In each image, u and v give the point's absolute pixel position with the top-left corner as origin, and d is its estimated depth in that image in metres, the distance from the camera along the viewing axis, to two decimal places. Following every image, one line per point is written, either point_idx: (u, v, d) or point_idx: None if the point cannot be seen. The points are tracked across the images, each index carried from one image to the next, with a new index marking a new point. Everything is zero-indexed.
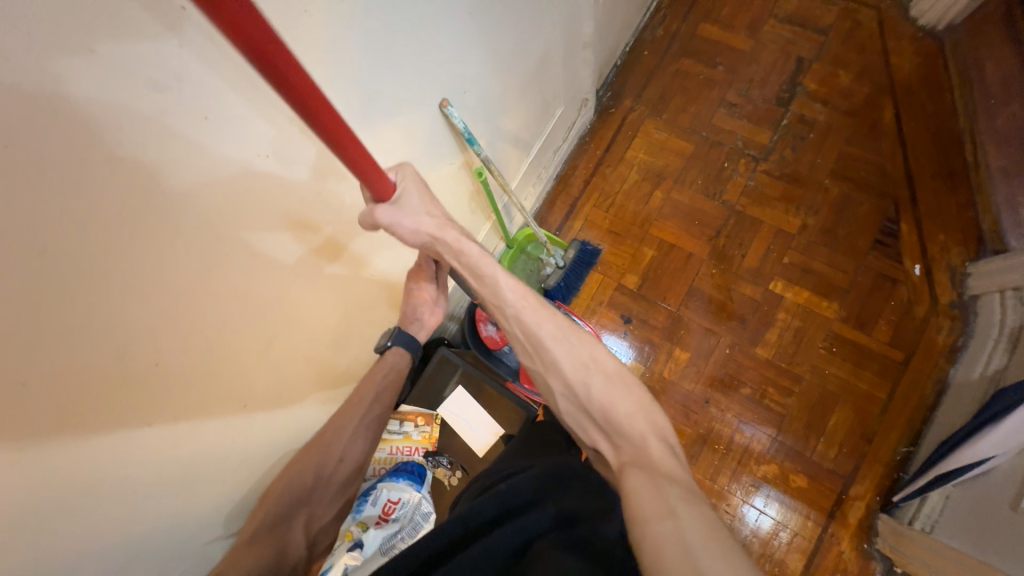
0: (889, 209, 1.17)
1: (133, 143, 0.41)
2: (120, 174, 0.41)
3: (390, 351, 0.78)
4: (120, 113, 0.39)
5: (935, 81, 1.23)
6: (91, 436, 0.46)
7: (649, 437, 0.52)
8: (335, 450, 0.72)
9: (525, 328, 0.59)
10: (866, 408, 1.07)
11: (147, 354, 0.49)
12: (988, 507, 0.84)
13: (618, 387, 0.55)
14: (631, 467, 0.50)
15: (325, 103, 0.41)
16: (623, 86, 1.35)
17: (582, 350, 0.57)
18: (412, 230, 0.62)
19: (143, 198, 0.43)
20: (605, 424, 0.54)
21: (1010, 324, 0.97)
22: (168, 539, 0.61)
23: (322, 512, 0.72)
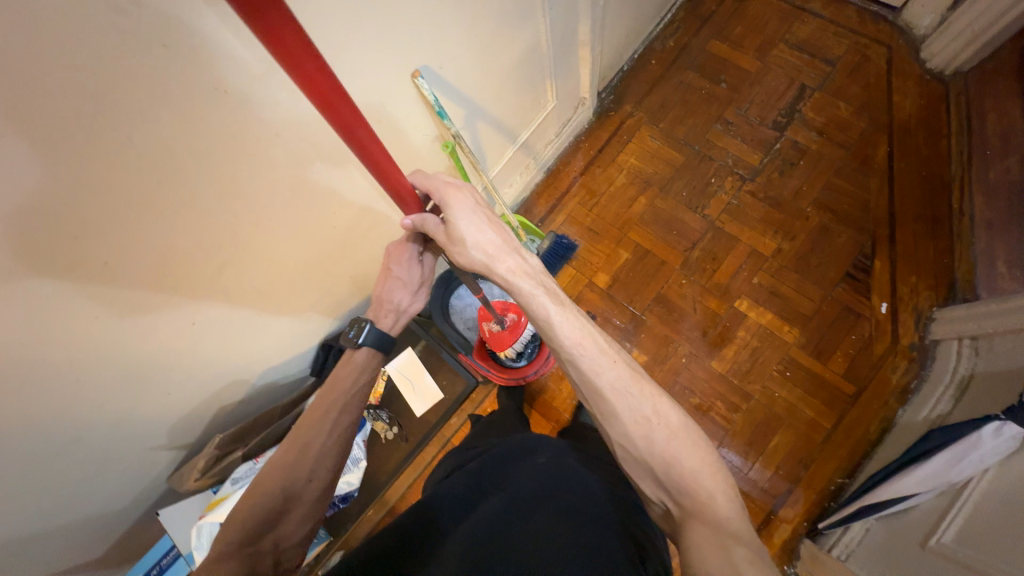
0: (866, 244, 1.17)
1: (87, 59, 0.40)
2: (65, 83, 0.40)
3: (360, 348, 0.74)
4: (74, 26, 0.38)
5: (934, 124, 1.22)
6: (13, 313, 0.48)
7: (716, 493, 0.54)
8: (303, 466, 0.66)
9: (585, 377, 0.61)
10: (809, 436, 1.08)
11: (102, 252, 0.51)
12: (900, 543, 0.86)
13: (682, 443, 0.57)
14: (694, 521, 0.52)
15: (357, 120, 0.47)
16: (627, 92, 1.37)
17: (644, 403, 0.58)
18: (467, 257, 0.66)
19: (84, 111, 0.42)
20: (668, 479, 0.56)
21: (961, 372, 0.98)
22: (113, 433, 0.67)
23: (291, 531, 0.64)
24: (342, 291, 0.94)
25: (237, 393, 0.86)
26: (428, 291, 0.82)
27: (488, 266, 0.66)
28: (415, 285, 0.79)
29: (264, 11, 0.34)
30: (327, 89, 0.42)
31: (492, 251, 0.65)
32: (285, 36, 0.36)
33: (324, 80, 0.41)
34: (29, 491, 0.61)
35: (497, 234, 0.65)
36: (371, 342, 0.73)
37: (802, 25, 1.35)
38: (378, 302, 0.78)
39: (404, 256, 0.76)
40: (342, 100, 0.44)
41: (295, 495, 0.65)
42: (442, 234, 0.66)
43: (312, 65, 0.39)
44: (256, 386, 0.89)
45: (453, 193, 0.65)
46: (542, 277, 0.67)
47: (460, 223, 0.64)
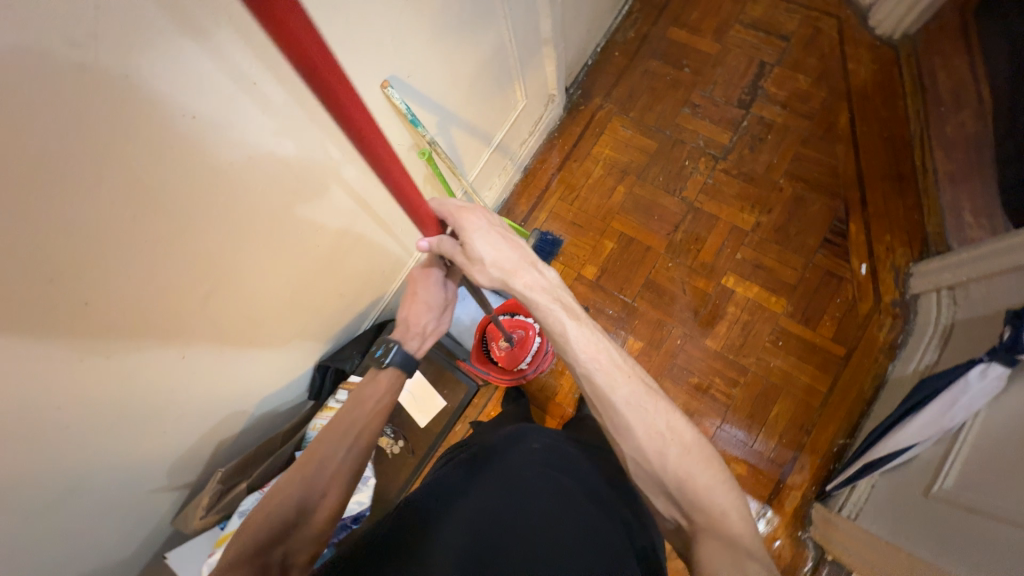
0: (840, 209, 1.21)
1: (44, 94, 0.39)
2: (21, 121, 0.38)
3: (386, 369, 0.76)
4: (38, 68, 0.37)
5: (890, 88, 1.27)
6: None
7: (729, 511, 0.57)
8: (321, 480, 0.64)
9: (600, 392, 0.63)
10: (807, 401, 1.11)
11: (81, 293, 0.49)
12: (906, 494, 0.88)
13: (694, 459, 0.59)
14: (708, 536, 0.55)
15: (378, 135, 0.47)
16: (594, 85, 1.39)
17: (658, 419, 0.61)
18: (485, 275, 0.68)
19: (47, 147, 0.41)
20: (681, 495, 0.59)
21: (943, 322, 1.02)
22: (113, 477, 0.65)
23: (299, 549, 0.60)
24: (333, 310, 0.93)
25: (238, 424, 0.85)
26: (450, 312, 0.85)
27: (504, 281, 0.68)
28: (438, 307, 0.83)
29: (312, 59, 0.36)
30: (361, 123, 0.44)
31: (510, 267, 0.67)
32: (321, 70, 0.37)
33: (353, 105, 0.42)
34: (32, 548, 0.59)
35: (513, 251, 0.68)
36: (397, 363, 0.76)
37: (755, 5, 1.38)
38: (405, 325, 0.80)
39: (428, 280, 0.80)
40: (376, 135, 0.47)
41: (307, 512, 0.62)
42: (459, 254, 0.69)
43: (342, 91, 0.40)
44: (254, 416, 0.88)
45: (467, 216, 0.69)
46: (558, 292, 0.69)
47: (477, 242, 0.67)
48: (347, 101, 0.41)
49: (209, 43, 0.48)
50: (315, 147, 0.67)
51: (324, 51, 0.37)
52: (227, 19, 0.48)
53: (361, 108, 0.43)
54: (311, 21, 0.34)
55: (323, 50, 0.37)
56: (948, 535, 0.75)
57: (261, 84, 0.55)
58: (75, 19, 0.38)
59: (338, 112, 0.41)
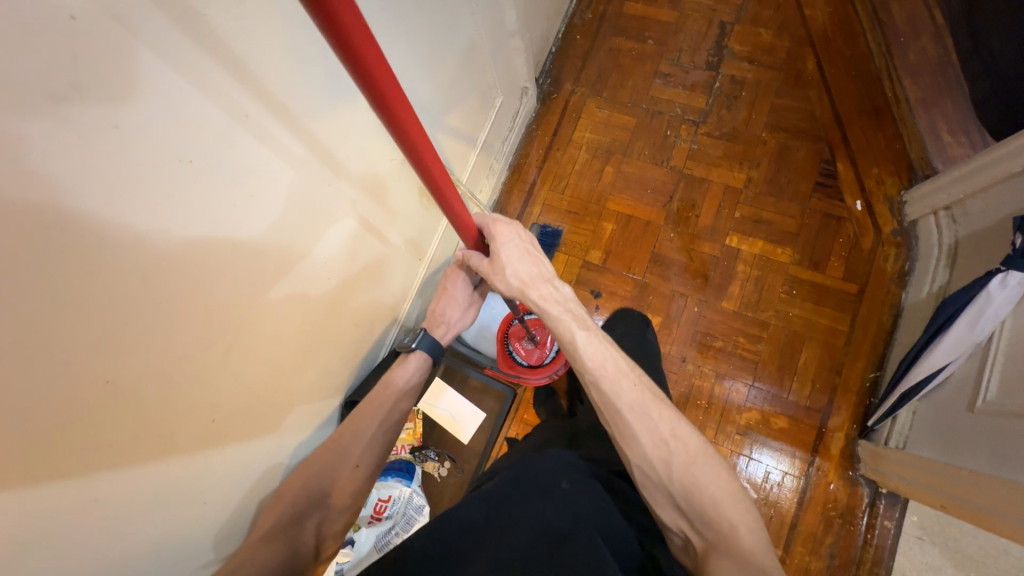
0: (824, 151, 1.23)
1: (45, 156, 0.37)
2: (19, 190, 0.36)
3: (415, 352, 0.82)
4: (28, 126, 0.36)
5: (848, 26, 1.30)
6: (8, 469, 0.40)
7: (738, 524, 0.58)
8: (351, 454, 0.74)
9: (604, 395, 0.67)
10: (831, 343, 1.12)
11: (99, 369, 0.46)
12: (949, 414, 0.90)
13: (701, 468, 0.62)
14: (718, 556, 0.57)
15: (420, 133, 0.49)
16: (562, 72, 1.38)
17: (662, 426, 0.65)
18: (509, 277, 0.72)
19: (44, 213, 0.38)
20: (688, 504, 0.61)
21: (946, 243, 1.04)
22: (164, 560, 0.61)
23: (335, 516, 0.71)
24: (345, 341, 0.90)
25: (275, 479, 0.80)
26: (475, 309, 0.90)
27: (522, 289, 0.72)
28: (466, 304, 0.88)
29: (351, 38, 0.36)
30: (395, 97, 0.43)
31: (528, 278, 0.72)
32: (373, 71, 0.39)
33: (400, 104, 0.44)
34: None
35: (534, 265, 0.73)
36: (424, 347, 0.81)
37: None
38: (433, 315, 0.87)
39: (460, 282, 0.86)
40: (415, 126, 0.48)
41: (333, 485, 0.72)
42: (485, 266, 0.74)
43: (387, 82, 0.41)
44: (290, 467, 0.84)
45: (499, 227, 0.73)
46: (572, 303, 0.73)
47: (505, 253, 0.73)
48: (376, 68, 0.39)
49: (187, 69, 0.46)
50: (312, 178, 0.68)
51: (366, 33, 0.37)
52: (200, 53, 0.47)
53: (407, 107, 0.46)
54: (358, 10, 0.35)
55: (362, 27, 0.36)
56: (1005, 445, 0.76)
57: (253, 116, 0.56)
58: (53, 66, 0.36)
59: (366, 81, 0.40)
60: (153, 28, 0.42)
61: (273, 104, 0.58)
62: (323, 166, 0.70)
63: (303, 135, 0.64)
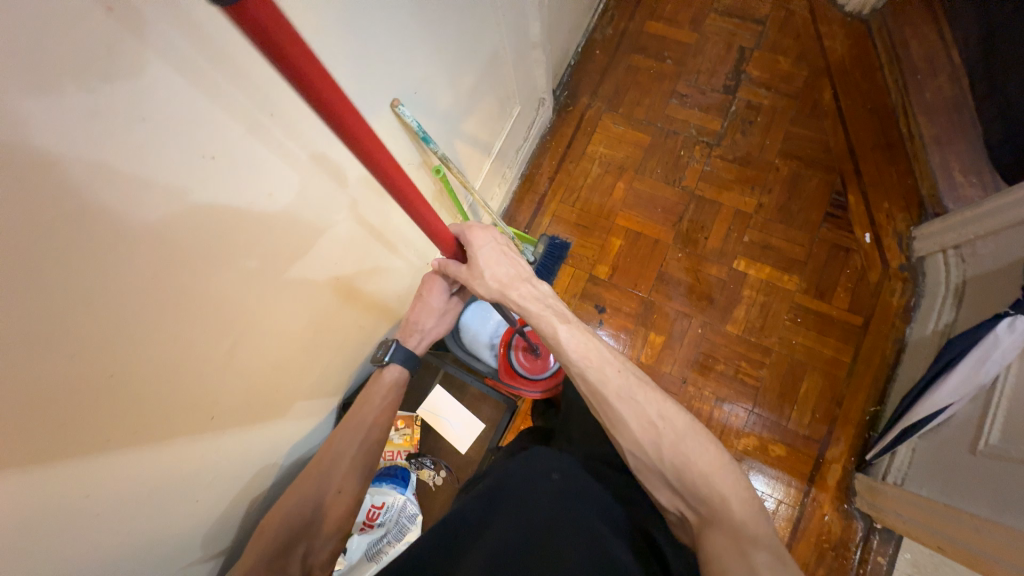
0: (836, 182, 1.24)
1: (71, 147, 0.37)
2: (47, 179, 0.36)
3: (389, 367, 0.82)
4: (53, 112, 0.35)
5: (865, 61, 1.31)
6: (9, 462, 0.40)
7: (730, 497, 0.57)
8: (332, 481, 0.73)
9: (592, 387, 0.66)
10: (834, 374, 1.12)
11: (105, 360, 0.45)
12: (949, 453, 0.89)
13: (691, 445, 0.60)
14: (713, 530, 0.55)
15: (388, 159, 0.53)
16: (579, 85, 1.39)
17: (649, 408, 0.63)
18: (490, 277, 0.73)
19: (64, 203, 0.38)
20: (682, 484, 0.59)
21: (954, 280, 1.04)
22: (149, 559, 0.59)
23: (320, 548, 0.70)
24: (347, 342, 0.89)
25: (268, 478, 0.79)
26: (452, 314, 0.90)
27: (502, 292, 0.73)
28: (441, 312, 0.88)
29: (290, 54, 0.37)
30: (350, 117, 0.45)
31: (506, 279, 0.73)
32: (325, 94, 0.41)
33: (363, 131, 0.47)
34: None
35: (510, 265, 0.74)
36: (399, 359, 0.82)
37: None
38: (407, 324, 0.87)
39: (437, 288, 0.85)
40: (378, 146, 0.50)
41: (323, 507, 0.72)
42: (463, 271, 0.75)
43: (339, 102, 0.43)
44: (284, 467, 0.83)
45: (474, 230, 0.74)
46: (552, 299, 0.73)
47: (482, 255, 0.74)
48: (326, 89, 0.41)
49: (215, 62, 0.46)
50: (327, 176, 0.68)
51: (281, 20, 0.35)
52: (229, 45, 0.47)
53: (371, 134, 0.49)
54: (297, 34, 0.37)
55: (303, 48, 0.38)
56: (1004, 490, 0.76)
57: (277, 113, 0.56)
58: (90, 54, 0.36)
59: (311, 95, 0.41)
60: (185, 19, 0.42)
61: (296, 102, 0.58)
62: (341, 166, 0.70)
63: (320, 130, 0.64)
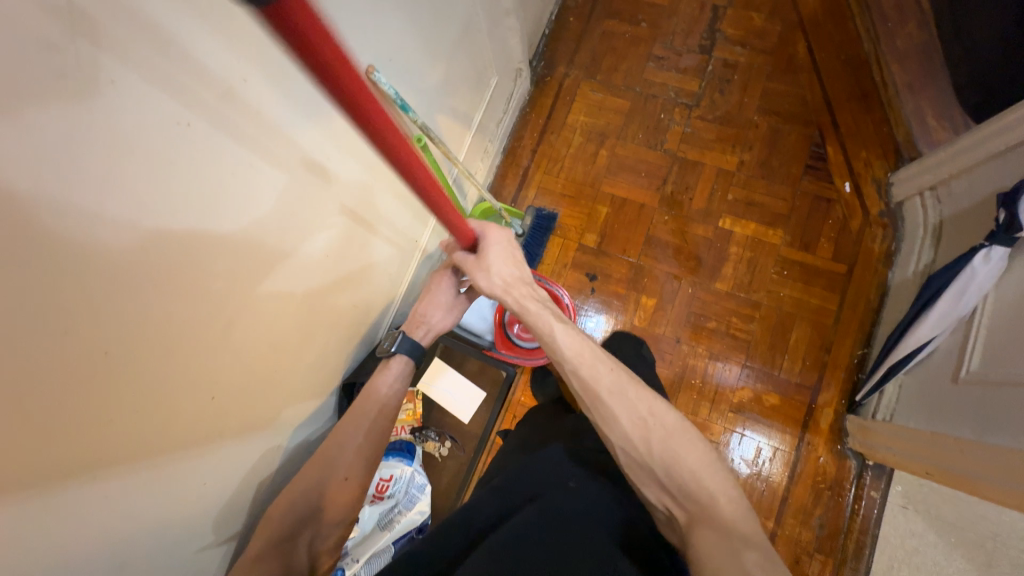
0: (815, 135, 1.25)
1: (42, 113, 0.36)
2: (21, 144, 0.36)
3: (396, 357, 0.82)
4: (21, 73, 0.34)
5: (838, 12, 1.32)
6: (8, 441, 0.40)
7: (718, 495, 0.56)
8: (340, 466, 0.73)
9: (584, 383, 0.65)
10: (821, 322, 1.15)
11: (97, 336, 0.45)
12: (934, 386, 0.93)
13: (680, 444, 0.59)
14: (703, 526, 0.53)
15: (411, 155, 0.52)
16: (556, 54, 1.38)
17: (640, 405, 0.63)
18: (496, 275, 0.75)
19: (41, 170, 0.37)
20: (670, 481, 0.58)
21: (931, 222, 1.07)
22: (160, 540, 0.60)
23: (327, 530, 0.71)
24: (341, 321, 0.89)
25: (274, 459, 0.80)
26: (459, 311, 0.90)
27: (505, 288, 0.74)
28: (448, 307, 0.89)
29: (324, 57, 0.34)
30: (377, 121, 0.44)
31: (511, 279, 0.74)
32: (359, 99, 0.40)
33: (390, 130, 0.46)
34: None
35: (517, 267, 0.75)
36: (406, 350, 0.82)
37: None
38: (414, 317, 0.87)
39: (446, 282, 0.87)
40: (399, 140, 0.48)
41: (333, 480, 0.72)
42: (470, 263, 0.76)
43: (372, 108, 0.42)
44: (289, 449, 0.83)
45: (492, 230, 0.78)
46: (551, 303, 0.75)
47: (494, 253, 0.75)
48: (359, 92, 0.39)
49: (180, 25, 0.45)
50: (306, 149, 0.67)
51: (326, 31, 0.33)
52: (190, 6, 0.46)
53: (396, 134, 0.47)
54: (333, 31, 0.33)
55: (338, 52, 0.35)
56: (985, 412, 0.79)
57: (251, 81, 0.55)
58: (52, 18, 0.35)
59: (343, 97, 0.38)
60: None
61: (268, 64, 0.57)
62: (320, 137, 0.69)
63: (292, 96, 0.62)
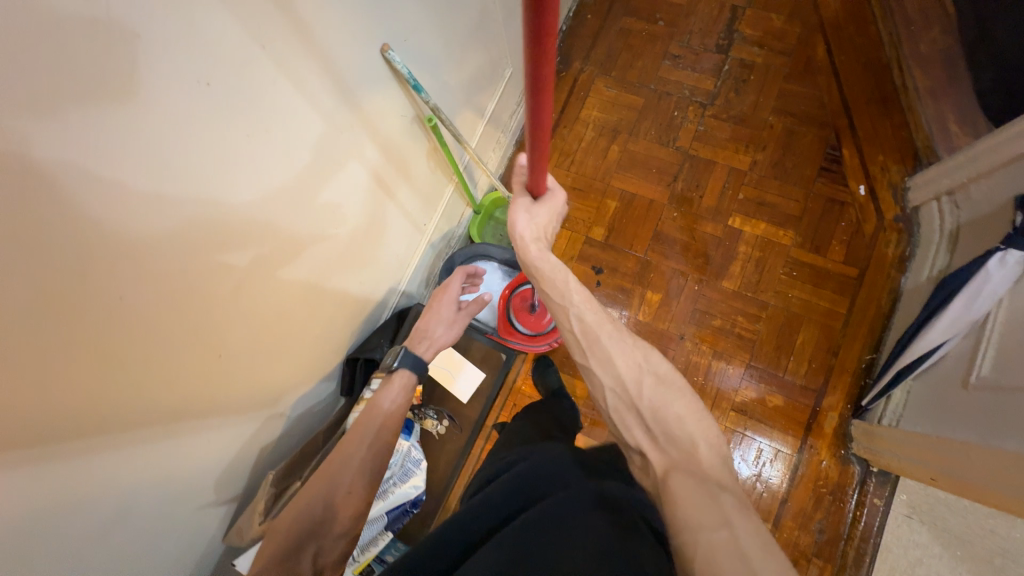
0: (830, 137, 1.24)
1: (73, 58, 0.40)
2: (56, 82, 0.39)
3: (398, 371, 0.84)
4: (58, 23, 0.38)
5: (859, 14, 1.31)
6: (27, 369, 0.43)
7: (700, 442, 0.53)
8: (345, 478, 0.72)
9: (584, 325, 0.63)
10: (829, 325, 1.13)
11: (113, 281, 0.48)
12: (943, 392, 0.91)
13: (670, 391, 0.57)
14: (678, 471, 0.50)
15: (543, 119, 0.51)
16: (572, 50, 1.39)
17: (637, 352, 0.60)
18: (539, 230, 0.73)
19: (71, 110, 0.41)
20: (653, 424, 0.55)
21: (948, 227, 1.05)
22: (163, 489, 0.63)
23: (331, 547, 0.67)
24: (349, 297, 0.91)
25: (276, 427, 0.83)
26: (460, 327, 0.93)
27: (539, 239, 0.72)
28: (449, 323, 0.92)
29: None
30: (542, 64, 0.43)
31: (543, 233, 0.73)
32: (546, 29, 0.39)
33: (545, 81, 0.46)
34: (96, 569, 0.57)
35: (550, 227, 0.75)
36: (408, 365, 0.84)
37: None
38: (416, 332, 0.90)
39: (447, 298, 0.92)
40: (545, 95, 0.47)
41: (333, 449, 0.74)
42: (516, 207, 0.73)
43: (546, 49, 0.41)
44: (291, 418, 0.86)
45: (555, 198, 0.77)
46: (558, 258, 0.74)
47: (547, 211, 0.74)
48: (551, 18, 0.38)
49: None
50: (321, 123, 0.70)
51: None
52: None
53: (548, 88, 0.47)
54: None
55: None
56: (993, 416, 0.78)
57: (269, 48, 0.58)
58: None
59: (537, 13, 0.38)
60: None
61: (286, 36, 0.60)
62: (334, 111, 0.72)
63: (309, 70, 0.65)
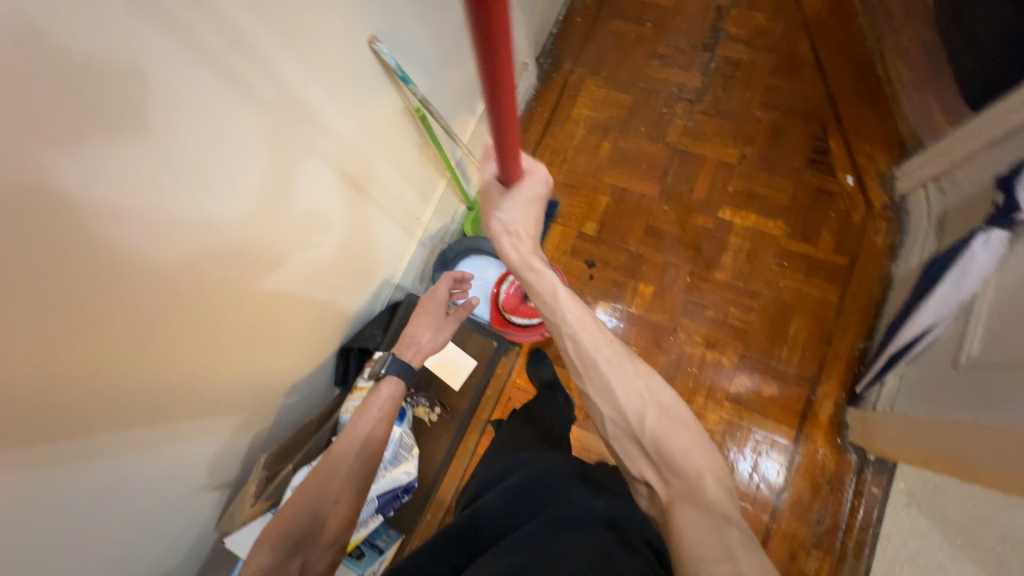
0: (817, 130, 1.26)
1: (80, 41, 0.42)
2: (60, 60, 0.41)
3: (386, 378, 0.85)
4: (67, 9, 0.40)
5: (842, 12, 1.34)
6: (24, 333, 0.44)
7: (705, 472, 0.54)
8: (331, 489, 0.72)
9: (581, 349, 0.62)
10: (821, 313, 1.13)
11: (112, 253, 0.49)
12: (936, 373, 0.91)
13: (671, 420, 0.57)
14: (682, 503, 0.51)
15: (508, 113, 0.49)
16: (563, 52, 1.43)
17: (638, 380, 0.60)
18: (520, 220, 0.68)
19: (74, 88, 0.42)
20: (658, 457, 0.56)
21: (935, 212, 1.06)
22: (156, 470, 0.64)
23: (317, 558, 0.67)
24: (345, 288, 0.93)
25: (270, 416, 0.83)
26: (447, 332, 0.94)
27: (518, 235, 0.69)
28: (436, 328, 0.93)
29: None
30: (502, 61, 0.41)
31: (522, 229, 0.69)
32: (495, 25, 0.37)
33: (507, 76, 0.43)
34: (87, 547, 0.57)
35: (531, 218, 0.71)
36: (394, 371, 0.85)
37: None
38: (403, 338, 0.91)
39: (433, 304, 0.93)
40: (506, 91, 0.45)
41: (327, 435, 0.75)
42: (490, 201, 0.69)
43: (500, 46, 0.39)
44: (286, 407, 0.87)
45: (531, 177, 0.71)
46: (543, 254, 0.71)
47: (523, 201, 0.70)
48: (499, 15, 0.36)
49: None
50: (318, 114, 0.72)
51: None
52: None
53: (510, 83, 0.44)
54: None
55: None
56: (985, 393, 0.78)
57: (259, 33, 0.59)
58: None
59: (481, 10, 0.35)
60: None
61: (284, 30, 0.62)
62: (332, 104, 0.74)
63: (308, 62, 0.67)
